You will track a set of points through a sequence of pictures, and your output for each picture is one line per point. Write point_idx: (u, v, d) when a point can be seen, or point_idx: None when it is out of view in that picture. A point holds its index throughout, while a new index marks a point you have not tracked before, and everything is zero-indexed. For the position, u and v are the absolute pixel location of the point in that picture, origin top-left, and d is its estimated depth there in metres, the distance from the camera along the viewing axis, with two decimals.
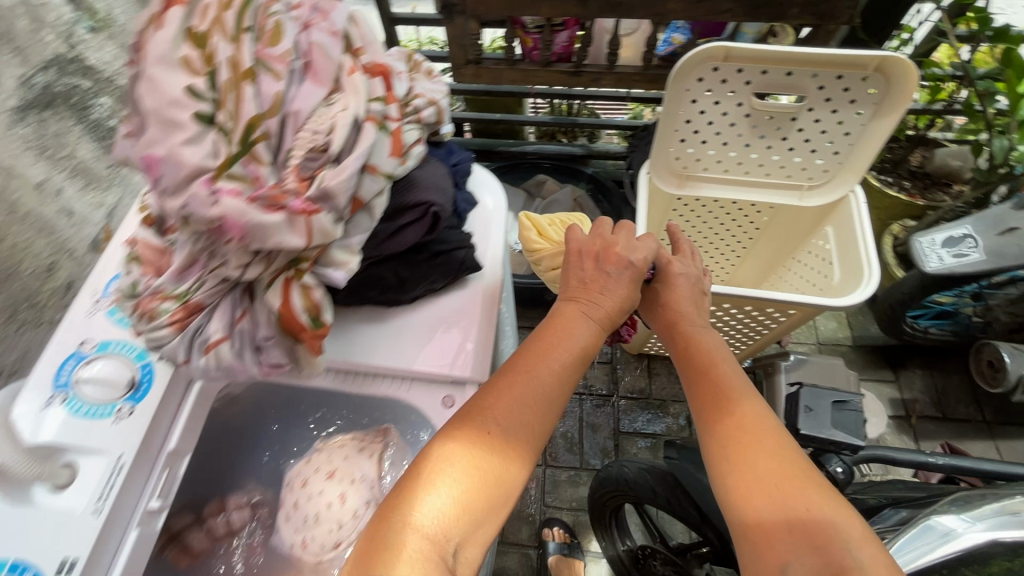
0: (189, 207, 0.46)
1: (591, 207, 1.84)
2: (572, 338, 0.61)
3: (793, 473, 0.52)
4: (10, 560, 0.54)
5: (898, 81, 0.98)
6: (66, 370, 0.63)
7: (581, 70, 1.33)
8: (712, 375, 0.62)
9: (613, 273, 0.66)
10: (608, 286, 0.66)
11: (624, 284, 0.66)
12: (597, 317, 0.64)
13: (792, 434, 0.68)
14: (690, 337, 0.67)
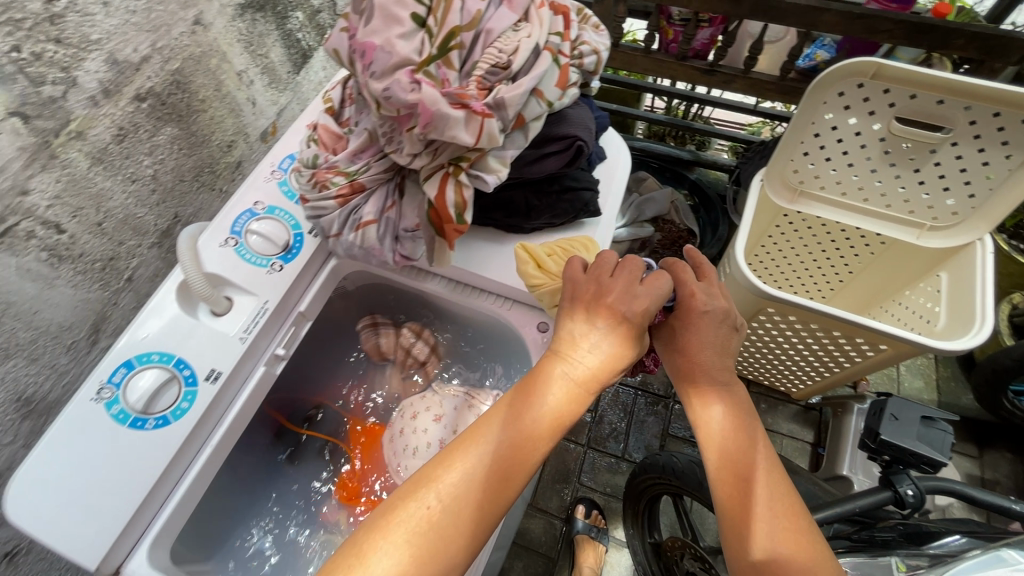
0: (391, 90, 0.54)
1: (686, 211, 1.83)
2: (544, 408, 0.53)
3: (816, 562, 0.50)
4: (176, 357, 0.66)
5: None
6: (241, 220, 0.73)
7: (715, 69, 1.34)
8: (724, 456, 0.57)
9: (601, 329, 0.56)
10: (600, 344, 0.56)
11: (619, 342, 0.55)
12: (583, 381, 0.55)
13: (871, 439, 0.68)
14: (709, 402, 0.60)
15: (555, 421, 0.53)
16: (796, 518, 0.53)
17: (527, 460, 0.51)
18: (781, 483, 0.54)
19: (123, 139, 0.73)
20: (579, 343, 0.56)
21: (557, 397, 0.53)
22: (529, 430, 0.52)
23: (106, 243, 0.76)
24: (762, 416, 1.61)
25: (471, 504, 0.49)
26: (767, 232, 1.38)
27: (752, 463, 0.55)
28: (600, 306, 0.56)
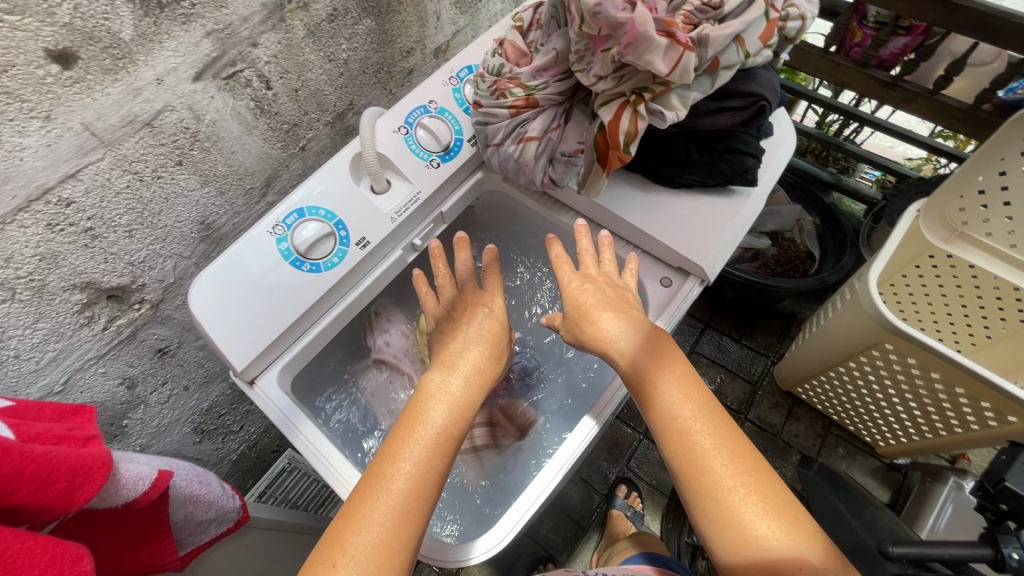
0: (603, 5, 0.56)
1: (811, 233, 1.75)
2: (430, 431, 0.56)
3: (769, 499, 0.51)
4: (337, 217, 0.73)
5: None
6: (414, 114, 0.79)
7: (898, 84, 1.24)
8: (665, 422, 0.55)
9: (466, 327, 0.67)
10: (468, 340, 0.65)
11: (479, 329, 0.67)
12: (460, 380, 0.60)
13: (989, 484, 0.64)
14: (638, 371, 0.59)
15: (440, 443, 0.55)
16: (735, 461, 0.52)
17: (433, 463, 0.54)
18: (720, 426, 0.54)
19: (334, 19, 0.81)
20: (454, 358, 0.63)
21: (439, 417, 0.56)
22: (418, 462, 0.54)
23: (295, 109, 0.85)
24: (838, 460, 1.52)
25: (391, 557, 0.49)
26: (905, 269, 1.28)
27: (685, 421, 0.55)
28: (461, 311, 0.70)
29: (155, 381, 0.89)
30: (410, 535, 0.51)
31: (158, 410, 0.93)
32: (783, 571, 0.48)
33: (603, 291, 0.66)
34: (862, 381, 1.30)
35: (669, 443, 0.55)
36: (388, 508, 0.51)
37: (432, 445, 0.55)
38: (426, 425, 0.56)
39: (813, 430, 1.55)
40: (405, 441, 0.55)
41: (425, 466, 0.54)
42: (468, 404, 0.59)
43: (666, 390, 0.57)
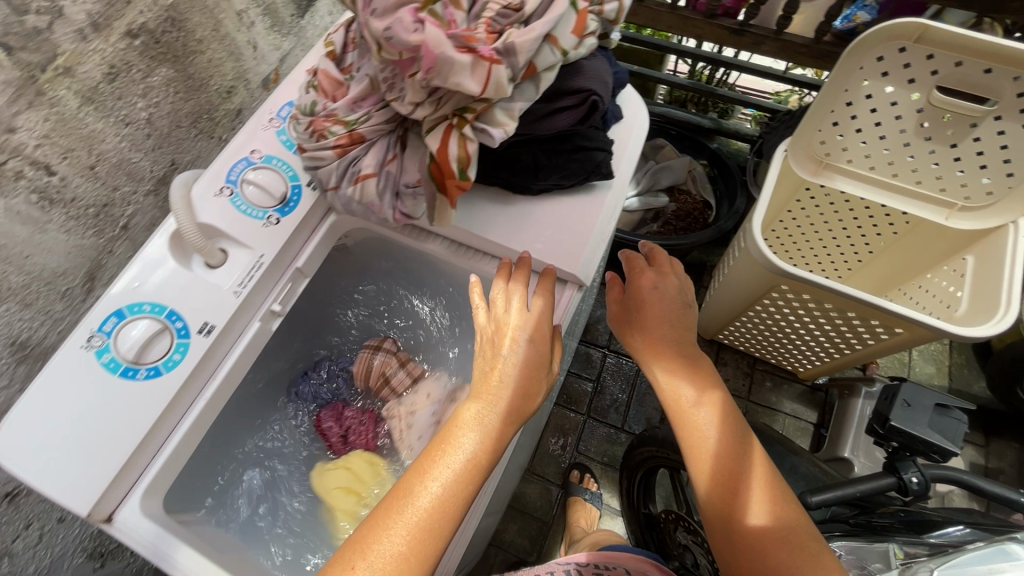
0: (393, 29, 0.50)
1: (703, 182, 1.80)
2: (461, 457, 0.54)
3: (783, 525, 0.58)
4: (168, 308, 0.64)
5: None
6: (237, 169, 0.70)
7: (746, 29, 1.26)
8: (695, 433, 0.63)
9: (507, 355, 0.59)
10: (516, 364, 0.59)
11: (530, 359, 0.59)
12: (503, 405, 0.57)
13: (880, 424, 0.67)
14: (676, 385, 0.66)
15: (477, 464, 0.54)
16: (752, 480, 0.60)
17: (461, 485, 0.53)
18: (746, 451, 0.62)
19: (115, 78, 0.70)
20: (491, 389, 0.57)
21: (471, 444, 0.54)
22: (451, 483, 0.52)
23: (99, 188, 0.73)
24: (768, 394, 1.59)
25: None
26: (787, 205, 1.33)
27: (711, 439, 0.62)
28: (500, 338, 0.61)
29: (12, 529, 0.77)
30: (424, 554, 0.50)
31: (29, 556, 0.81)
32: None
33: (672, 306, 0.70)
34: (771, 319, 1.35)
35: (692, 449, 0.63)
36: (411, 525, 0.50)
37: (467, 462, 0.53)
38: (461, 446, 0.54)
39: (741, 371, 1.62)
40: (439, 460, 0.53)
41: (456, 480, 0.53)
42: (505, 429, 0.57)
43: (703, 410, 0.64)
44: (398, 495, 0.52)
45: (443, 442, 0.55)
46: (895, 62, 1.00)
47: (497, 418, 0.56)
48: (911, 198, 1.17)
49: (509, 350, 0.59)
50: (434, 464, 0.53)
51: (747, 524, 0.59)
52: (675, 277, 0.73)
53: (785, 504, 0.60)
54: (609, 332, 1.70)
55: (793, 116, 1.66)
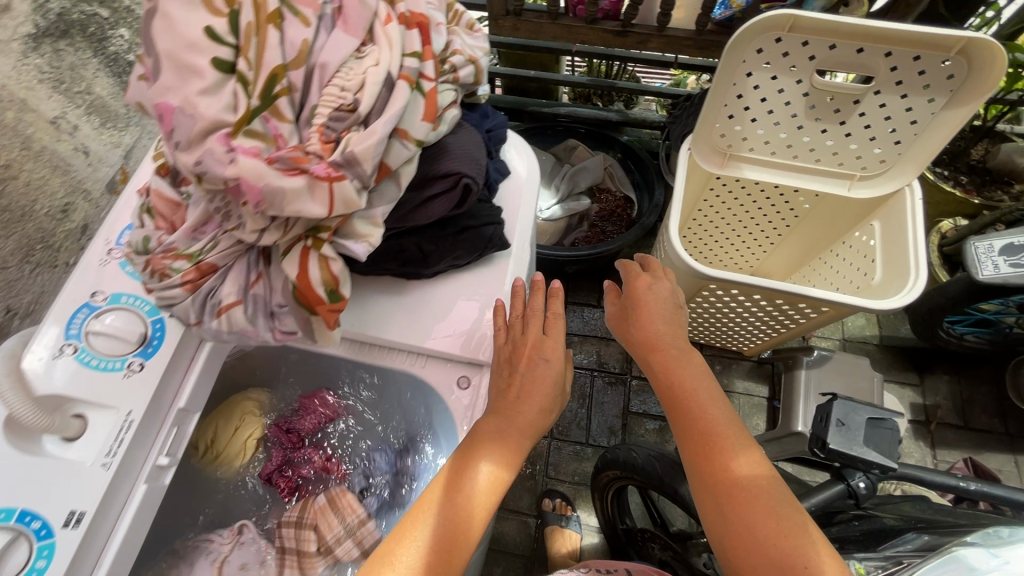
0: (204, 163, 0.43)
1: (621, 177, 1.80)
2: (482, 474, 0.54)
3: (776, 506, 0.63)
4: (17, 509, 0.53)
5: (978, 69, 0.92)
6: (77, 319, 0.62)
7: (629, 29, 1.23)
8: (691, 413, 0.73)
9: (522, 374, 0.58)
10: (531, 382, 0.59)
11: (550, 373, 0.59)
12: (519, 423, 0.57)
13: (820, 449, 0.65)
14: (670, 371, 0.78)
15: (500, 476, 0.56)
16: (724, 447, 0.69)
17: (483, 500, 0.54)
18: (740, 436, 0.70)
19: None
20: (507, 407, 0.57)
21: (487, 461, 0.55)
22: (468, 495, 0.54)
23: None
24: (719, 376, 1.62)
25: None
26: (701, 197, 1.33)
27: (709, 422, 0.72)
28: (520, 359, 0.60)
29: None
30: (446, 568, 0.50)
31: None
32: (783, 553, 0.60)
33: (667, 307, 0.85)
34: (706, 312, 1.36)
35: (690, 429, 0.73)
36: (430, 536, 0.51)
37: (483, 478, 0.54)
38: (477, 459, 0.55)
39: None
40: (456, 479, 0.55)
41: (471, 489, 0.54)
42: (516, 452, 0.56)
43: (699, 394, 0.75)
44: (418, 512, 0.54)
45: (460, 456, 0.56)
46: (775, 52, 1.00)
47: (513, 437, 0.56)
48: (814, 175, 1.19)
49: (522, 368, 0.58)
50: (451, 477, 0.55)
51: (734, 484, 0.66)
52: (667, 282, 0.89)
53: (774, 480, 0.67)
54: None
55: (693, 100, 1.67)
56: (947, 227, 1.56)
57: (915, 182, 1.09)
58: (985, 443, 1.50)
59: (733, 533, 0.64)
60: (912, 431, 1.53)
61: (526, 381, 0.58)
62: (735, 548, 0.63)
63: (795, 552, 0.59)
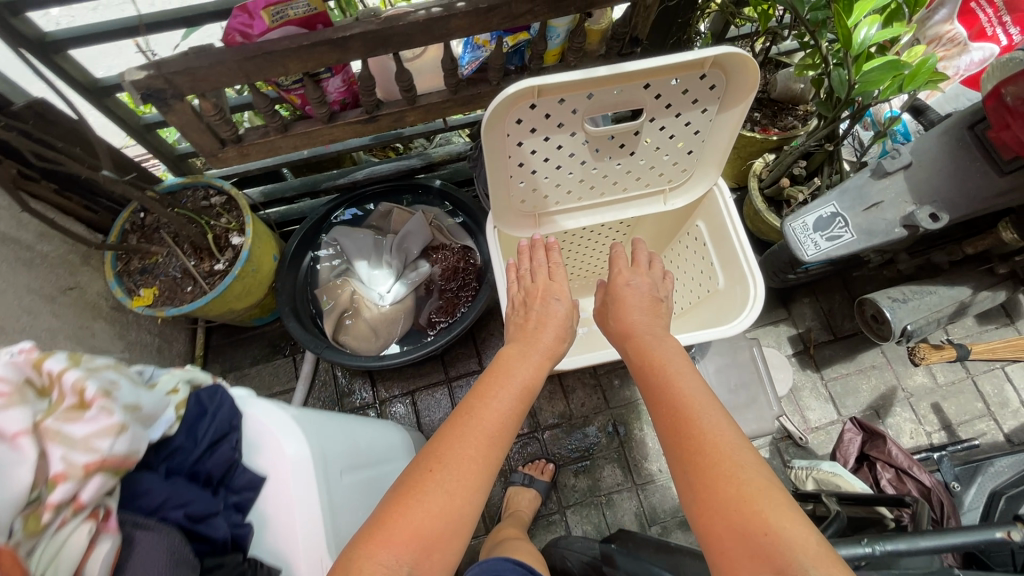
0: None
1: (451, 227, 1.65)
2: (511, 403, 0.79)
3: (746, 479, 0.65)
4: None
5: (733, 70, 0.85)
6: None
7: (376, 115, 1.04)
8: (668, 385, 0.81)
9: (538, 310, 0.96)
10: (544, 324, 0.94)
11: (564, 307, 0.96)
12: (535, 352, 0.89)
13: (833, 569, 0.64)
14: (642, 346, 0.91)
15: (527, 388, 0.83)
16: (694, 416, 0.74)
17: (506, 425, 0.76)
18: (721, 419, 0.73)
19: None
20: (533, 337, 0.92)
21: (523, 376, 0.83)
22: (509, 406, 0.78)
23: None
24: (621, 390, 1.59)
25: (475, 468, 0.69)
26: None
27: (685, 399, 0.77)
28: (533, 299, 0.97)
29: None
30: (478, 472, 0.69)
31: None
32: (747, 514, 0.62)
33: (638, 296, 1.01)
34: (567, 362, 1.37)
35: (661, 386, 0.81)
36: (474, 437, 0.72)
37: (504, 416, 0.77)
38: (507, 381, 0.82)
39: (590, 388, 1.58)
40: (487, 412, 0.76)
41: (494, 427, 0.75)
42: (533, 380, 0.85)
43: (678, 378, 0.81)
44: (460, 423, 0.74)
45: (496, 377, 0.83)
46: (535, 116, 0.87)
47: (533, 370, 0.86)
48: (629, 201, 1.11)
49: (535, 307, 0.96)
50: (490, 398, 0.78)
51: (707, 451, 0.69)
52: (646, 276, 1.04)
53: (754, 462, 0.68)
54: None
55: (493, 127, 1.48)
56: (760, 169, 1.56)
57: (720, 180, 1.06)
58: (855, 347, 1.62)
59: (705, 509, 0.65)
60: (797, 363, 1.61)
61: (539, 313, 0.95)
62: (707, 511, 0.65)
63: (762, 524, 0.61)
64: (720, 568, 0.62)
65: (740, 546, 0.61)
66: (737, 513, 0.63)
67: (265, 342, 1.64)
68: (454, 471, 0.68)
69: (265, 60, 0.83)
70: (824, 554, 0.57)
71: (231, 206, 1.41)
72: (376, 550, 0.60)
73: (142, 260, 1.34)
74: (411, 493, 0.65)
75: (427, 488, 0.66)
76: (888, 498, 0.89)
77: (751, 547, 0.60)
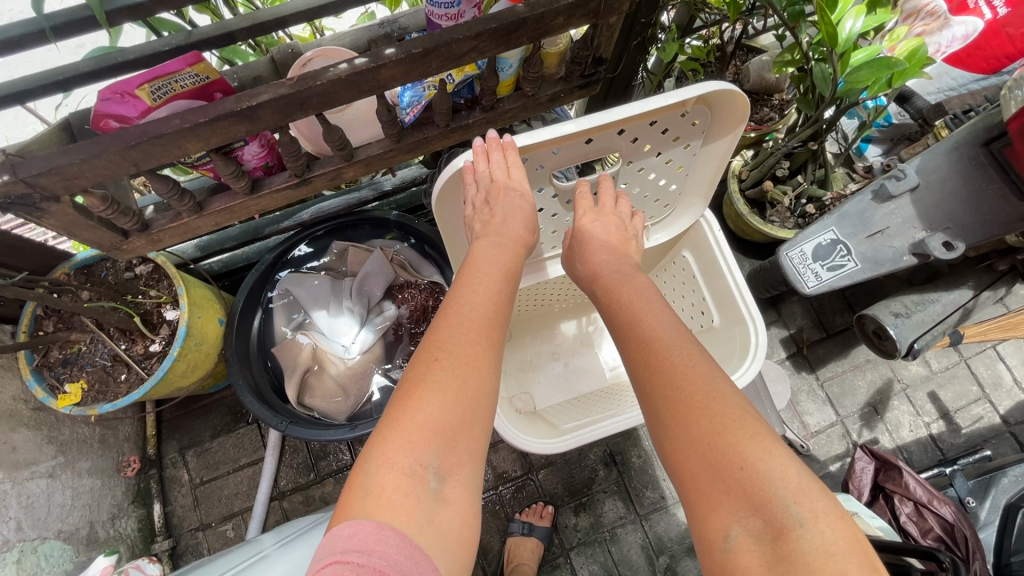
0: None
1: (414, 262, 1.51)
2: (493, 295, 0.68)
3: (724, 414, 0.56)
4: None
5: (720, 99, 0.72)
6: None
7: (308, 178, 0.89)
8: (632, 317, 0.70)
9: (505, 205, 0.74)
10: (509, 220, 0.75)
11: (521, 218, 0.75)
12: (506, 242, 0.74)
13: None
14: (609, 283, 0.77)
15: (508, 274, 0.72)
16: (665, 351, 0.64)
17: (496, 307, 0.67)
18: (699, 356, 0.62)
19: None
20: (493, 226, 0.74)
21: (502, 262, 0.72)
22: (495, 292, 0.68)
23: None
24: None
25: (481, 355, 0.61)
26: None
27: (653, 331, 0.66)
28: (495, 195, 0.74)
29: None
30: (481, 366, 0.60)
31: None
32: (721, 459, 0.53)
33: (603, 237, 0.81)
34: (550, 406, 1.30)
35: (626, 316, 0.70)
36: (464, 333, 0.62)
37: (492, 304, 0.67)
38: (485, 274, 0.70)
39: None
40: (469, 300, 0.66)
41: (474, 315, 0.64)
42: (507, 268, 0.72)
43: (648, 308, 0.70)
44: (445, 319, 0.64)
45: (473, 270, 0.71)
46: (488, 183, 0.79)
47: (507, 253, 0.74)
48: None
49: (501, 203, 0.73)
50: (474, 285, 0.69)
51: (684, 386, 0.59)
52: (616, 216, 0.83)
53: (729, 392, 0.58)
54: None
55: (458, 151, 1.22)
56: (738, 169, 1.46)
57: (707, 211, 0.95)
58: (848, 343, 1.56)
59: (680, 448, 0.57)
60: (792, 366, 1.55)
61: (509, 209, 0.74)
62: (681, 449, 0.57)
63: (738, 458, 0.53)
64: (697, 511, 0.54)
65: (712, 477, 0.53)
66: (713, 448, 0.54)
67: (224, 410, 1.49)
68: (460, 355, 0.60)
69: (153, 147, 0.67)
70: (807, 489, 0.51)
71: (159, 276, 1.25)
72: (393, 452, 0.52)
73: (63, 350, 1.17)
74: (421, 385, 0.57)
75: (435, 378, 0.57)
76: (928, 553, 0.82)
77: (726, 484, 0.53)
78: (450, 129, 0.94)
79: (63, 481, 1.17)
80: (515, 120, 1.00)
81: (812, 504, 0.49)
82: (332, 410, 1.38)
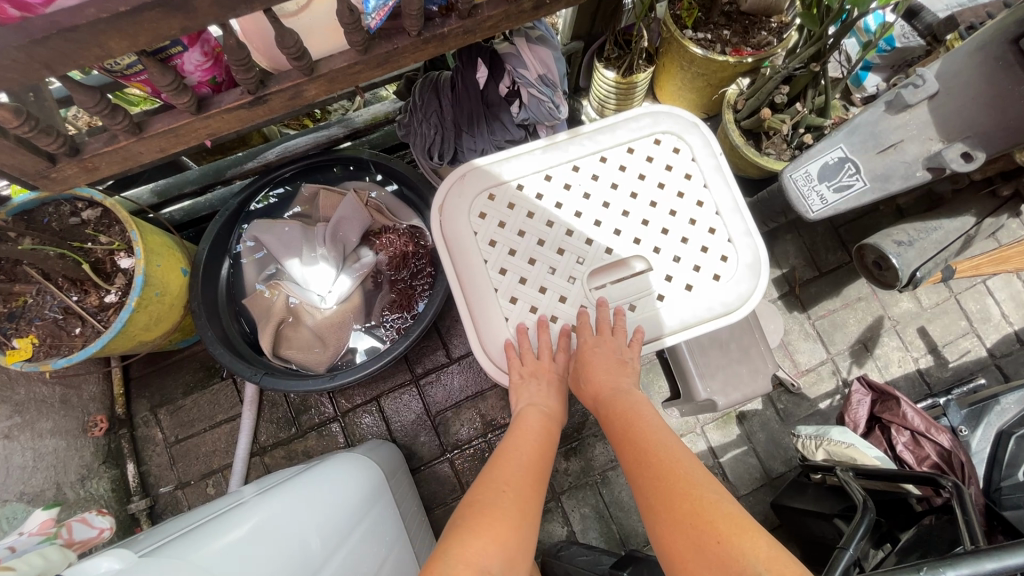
0: None
1: (393, 206, 1.41)
2: (531, 448, 0.69)
3: (702, 502, 0.56)
4: None
5: (748, 261, 0.85)
6: None
7: (262, 95, 0.78)
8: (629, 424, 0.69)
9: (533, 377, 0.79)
10: (536, 384, 0.78)
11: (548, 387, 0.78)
12: (546, 407, 0.76)
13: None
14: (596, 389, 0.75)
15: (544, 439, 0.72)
16: (655, 450, 0.64)
17: (540, 461, 0.68)
18: (684, 456, 0.63)
19: None
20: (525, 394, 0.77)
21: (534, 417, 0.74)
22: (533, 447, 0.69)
23: None
24: None
25: (525, 492, 0.61)
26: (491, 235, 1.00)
27: (645, 437, 0.66)
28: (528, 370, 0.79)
29: None
30: (527, 506, 0.59)
31: None
32: (700, 525, 0.54)
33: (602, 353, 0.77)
34: None
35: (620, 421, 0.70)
36: (510, 479, 0.62)
37: (528, 454, 0.68)
38: (526, 432, 0.71)
39: None
40: (508, 456, 0.67)
41: (518, 466, 0.65)
42: (548, 427, 0.74)
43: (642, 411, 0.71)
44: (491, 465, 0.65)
45: (516, 430, 0.73)
46: (518, 220, 0.86)
47: (544, 412, 0.75)
48: (607, 143, 0.88)
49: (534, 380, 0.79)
50: (516, 437, 0.70)
51: (675, 478, 0.60)
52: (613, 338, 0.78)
53: (711, 484, 0.59)
54: (437, 436, 1.38)
55: (433, 78, 1.10)
56: (733, 97, 1.38)
57: (717, 146, 0.88)
58: (841, 280, 1.53)
59: (663, 528, 0.57)
60: (784, 305, 1.52)
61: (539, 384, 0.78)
62: (666, 527, 0.57)
63: (715, 535, 0.53)
64: None
65: (695, 555, 0.53)
66: (695, 530, 0.54)
67: (197, 365, 1.41)
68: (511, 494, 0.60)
69: (65, 42, 0.56)
70: (779, 560, 0.49)
71: (109, 221, 1.13)
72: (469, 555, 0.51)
73: (8, 304, 1.08)
74: (479, 513, 0.56)
75: (496, 510, 0.57)
76: (933, 478, 0.79)
77: (706, 560, 0.52)
78: (424, 40, 0.83)
79: (21, 442, 1.09)
80: (496, 31, 0.89)
81: (784, 572, 0.49)
82: (311, 361, 1.32)
